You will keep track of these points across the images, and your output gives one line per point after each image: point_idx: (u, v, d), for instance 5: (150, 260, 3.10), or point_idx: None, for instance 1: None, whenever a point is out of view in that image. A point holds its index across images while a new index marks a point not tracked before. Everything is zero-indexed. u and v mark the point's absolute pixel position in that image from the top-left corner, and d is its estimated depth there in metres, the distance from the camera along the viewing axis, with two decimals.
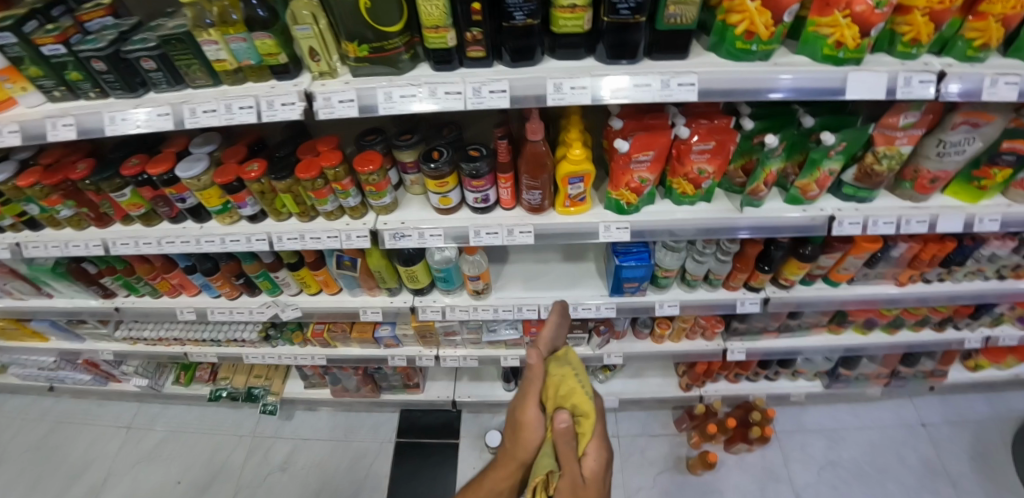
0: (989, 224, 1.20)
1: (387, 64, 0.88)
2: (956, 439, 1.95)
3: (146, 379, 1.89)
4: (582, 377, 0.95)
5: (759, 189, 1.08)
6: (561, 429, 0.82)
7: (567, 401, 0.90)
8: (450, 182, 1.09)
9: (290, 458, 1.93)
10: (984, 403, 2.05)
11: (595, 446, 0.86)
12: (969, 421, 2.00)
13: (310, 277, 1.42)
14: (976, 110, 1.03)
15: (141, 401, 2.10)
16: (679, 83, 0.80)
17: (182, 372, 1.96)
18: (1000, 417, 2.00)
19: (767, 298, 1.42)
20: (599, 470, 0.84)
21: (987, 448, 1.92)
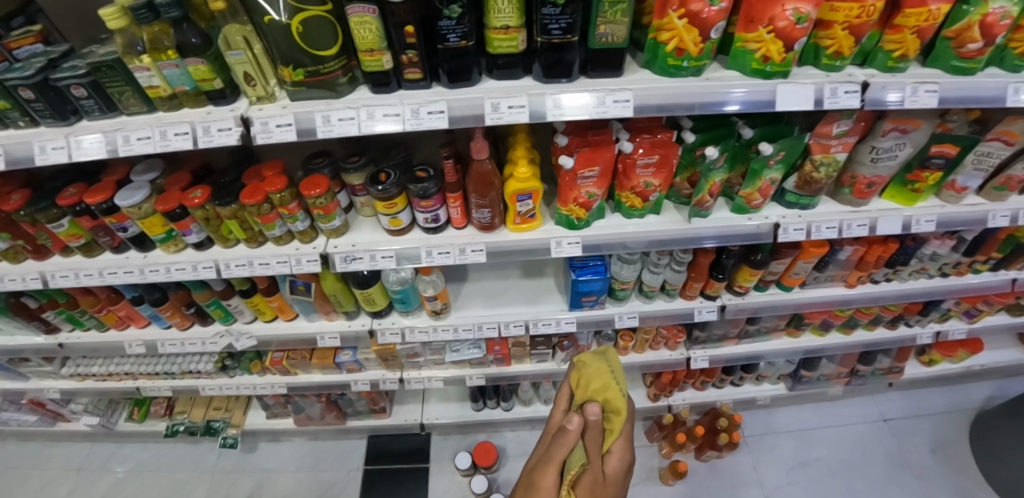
0: (926, 225, 1.25)
1: (325, 88, 0.87)
2: (916, 432, 2.01)
3: (97, 417, 1.79)
4: (617, 374, 0.94)
5: (704, 200, 1.10)
6: (589, 421, 0.84)
7: (597, 396, 0.90)
8: (399, 202, 1.08)
9: (255, 493, 1.85)
10: (940, 396, 2.12)
11: (621, 445, 0.86)
12: (928, 413, 2.07)
13: (264, 303, 1.38)
14: (903, 117, 1.07)
15: (92, 441, 1.98)
16: (615, 100, 0.82)
17: (136, 408, 1.86)
18: (955, 408, 2.07)
19: (724, 305, 1.45)
20: (622, 469, 0.84)
21: (945, 438, 1.99)
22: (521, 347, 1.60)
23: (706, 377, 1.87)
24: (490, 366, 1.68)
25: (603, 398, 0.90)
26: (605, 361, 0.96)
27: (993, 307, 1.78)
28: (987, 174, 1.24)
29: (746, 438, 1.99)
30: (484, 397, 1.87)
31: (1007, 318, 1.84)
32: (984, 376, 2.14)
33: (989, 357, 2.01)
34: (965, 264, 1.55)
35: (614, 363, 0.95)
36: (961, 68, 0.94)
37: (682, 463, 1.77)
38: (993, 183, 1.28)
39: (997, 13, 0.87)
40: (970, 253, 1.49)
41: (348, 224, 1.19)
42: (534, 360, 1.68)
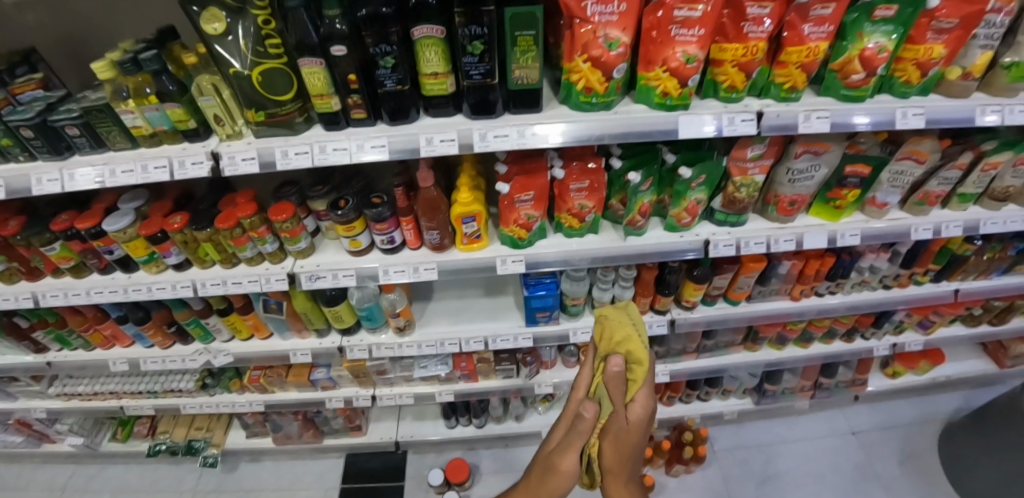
0: (851, 239, 1.35)
1: (283, 127, 0.99)
2: (885, 443, 2.04)
3: (81, 438, 1.87)
4: (640, 325, 0.95)
5: (636, 219, 1.20)
6: (613, 372, 0.88)
7: (620, 348, 0.93)
8: (359, 225, 1.19)
9: None
10: (909, 407, 2.15)
11: (644, 392, 0.89)
12: (896, 425, 2.10)
13: (240, 322, 1.47)
14: (812, 141, 1.18)
15: (77, 462, 2.04)
16: (533, 132, 0.95)
17: (119, 428, 1.93)
18: (924, 419, 2.10)
19: (673, 319, 1.55)
20: (644, 416, 0.87)
21: (914, 449, 2.02)
22: (486, 363, 1.68)
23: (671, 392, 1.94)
24: (459, 382, 1.76)
25: (626, 349, 0.92)
26: (626, 314, 0.98)
27: (944, 318, 1.84)
28: (904, 191, 1.34)
29: (714, 452, 2.03)
30: (457, 414, 1.93)
31: (962, 329, 1.90)
32: (951, 387, 2.17)
33: (951, 368, 2.06)
34: (905, 276, 1.64)
35: (636, 316, 0.97)
36: (850, 96, 1.05)
37: (649, 477, 1.82)
38: (913, 198, 1.38)
39: (872, 48, 0.99)
40: (908, 265, 1.57)
41: (314, 246, 1.29)
42: (500, 376, 1.75)
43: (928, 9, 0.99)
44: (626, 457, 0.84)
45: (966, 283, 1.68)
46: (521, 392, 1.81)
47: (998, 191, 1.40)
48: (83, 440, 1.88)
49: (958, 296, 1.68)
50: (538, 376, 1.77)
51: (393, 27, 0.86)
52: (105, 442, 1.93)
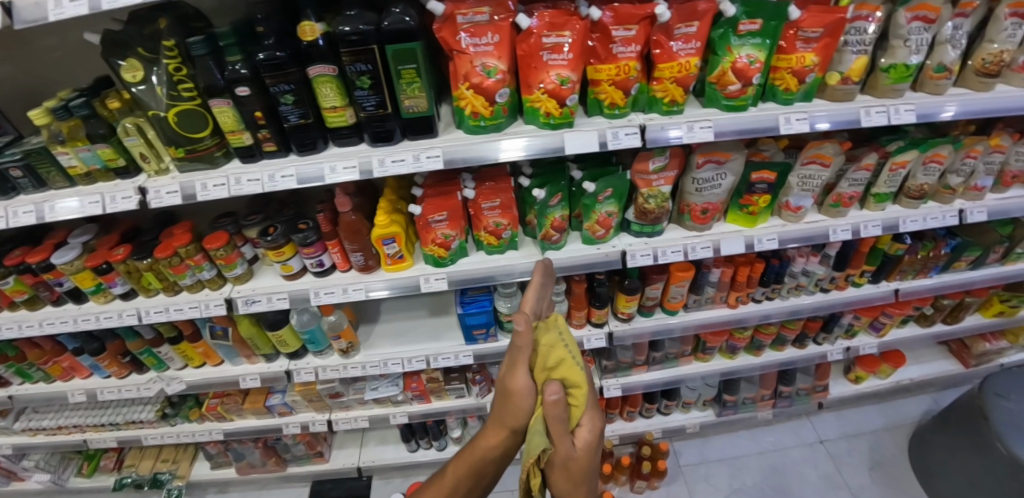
0: (768, 243, 1.40)
1: (204, 161, 1.08)
2: (853, 452, 2.07)
3: (48, 474, 1.92)
4: (572, 346, 0.90)
5: (550, 233, 1.27)
6: (552, 401, 0.76)
7: (556, 373, 0.85)
8: (289, 250, 1.27)
9: None
10: (877, 414, 2.20)
11: (588, 417, 0.85)
12: (864, 432, 2.14)
13: (191, 350, 1.53)
14: (711, 151, 1.25)
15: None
16: (428, 156, 1.02)
17: (85, 463, 1.97)
18: (891, 426, 2.15)
19: (611, 332, 1.60)
20: (593, 441, 0.83)
21: (882, 457, 2.05)
22: (436, 384, 1.72)
23: (629, 405, 1.97)
24: (414, 404, 1.80)
25: (562, 374, 0.85)
26: (558, 333, 0.92)
27: (895, 319, 1.89)
28: (816, 194, 1.39)
29: (679, 469, 2.05)
30: (416, 436, 1.94)
31: (914, 330, 1.96)
32: (916, 391, 2.25)
33: (913, 370, 2.11)
34: (841, 278, 1.69)
35: (567, 337, 0.91)
36: (731, 106, 1.12)
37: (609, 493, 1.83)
38: (828, 201, 1.46)
39: (743, 59, 1.06)
40: (840, 268, 1.63)
41: (251, 272, 1.36)
42: (453, 396, 1.79)
43: (791, 21, 1.07)
44: (575, 485, 0.80)
45: (906, 283, 1.74)
46: (474, 413, 1.84)
47: (913, 189, 1.46)
48: (50, 475, 1.92)
49: (899, 296, 1.74)
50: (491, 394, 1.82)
51: (291, 67, 0.95)
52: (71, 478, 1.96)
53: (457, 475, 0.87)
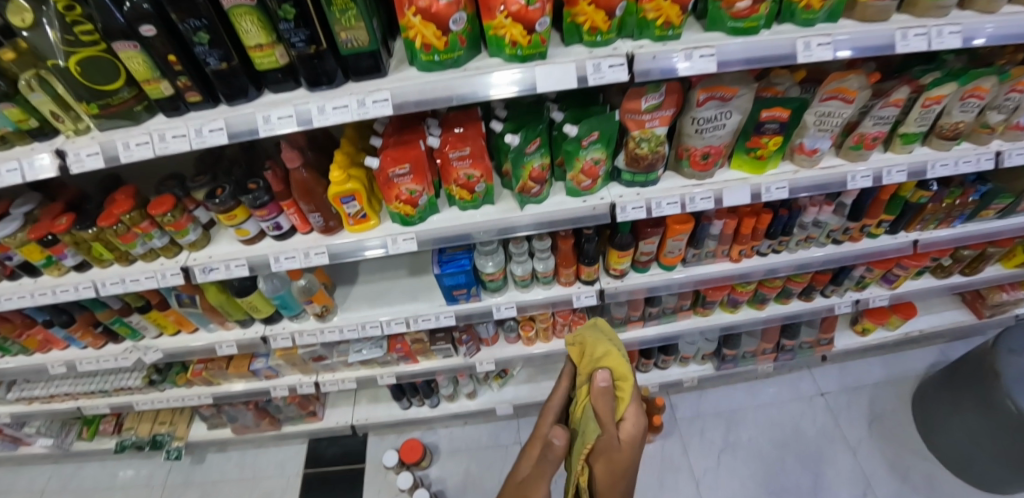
0: (778, 192, 1.24)
1: (124, 117, 0.94)
2: (853, 405, 2.05)
3: (51, 438, 1.96)
4: (616, 344, 0.94)
5: (528, 185, 1.13)
6: (599, 388, 0.83)
7: (603, 364, 0.89)
8: (241, 213, 1.15)
9: None
10: (880, 367, 2.16)
11: (632, 411, 0.85)
12: (864, 385, 2.11)
13: (163, 318, 1.46)
14: (715, 85, 1.07)
15: (55, 464, 2.13)
16: (374, 100, 0.87)
17: (85, 427, 2.00)
18: (894, 378, 2.12)
19: (603, 289, 1.50)
20: (636, 434, 0.84)
21: (882, 410, 2.03)
22: (421, 346, 1.66)
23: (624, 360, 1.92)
24: (401, 365, 1.75)
25: (608, 365, 0.88)
26: (601, 332, 0.98)
27: (910, 271, 1.79)
28: (834, 134, 1.23)
29: (675, 422, 2.07)
30: (407, 395, 1.92)
31: (929, 282, 1.86)
32: (925, 343, 2.19)
33: (923, 321, 2.06)
34: (856, 229, 1.57)
35: (612, 335, 0.96)
36: (739, 29, 0.93)
37: None
38: (849, 142, 1.29)
39: None
40: (855, 218, 1.51)
41: (208, 237, 1.26)
42: (440, 356, 1.74)
43: None
44: (615, 478, 0.82)
45: (926, 233, 1.63)
46: (464, 372, 1.80)
47: (946, 128, 1.28)
48: (53, 441, 1.96)
49: (918, 248, 1.64)
50: (479, 353, 1.77)
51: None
52: (73, 442, 2.00)
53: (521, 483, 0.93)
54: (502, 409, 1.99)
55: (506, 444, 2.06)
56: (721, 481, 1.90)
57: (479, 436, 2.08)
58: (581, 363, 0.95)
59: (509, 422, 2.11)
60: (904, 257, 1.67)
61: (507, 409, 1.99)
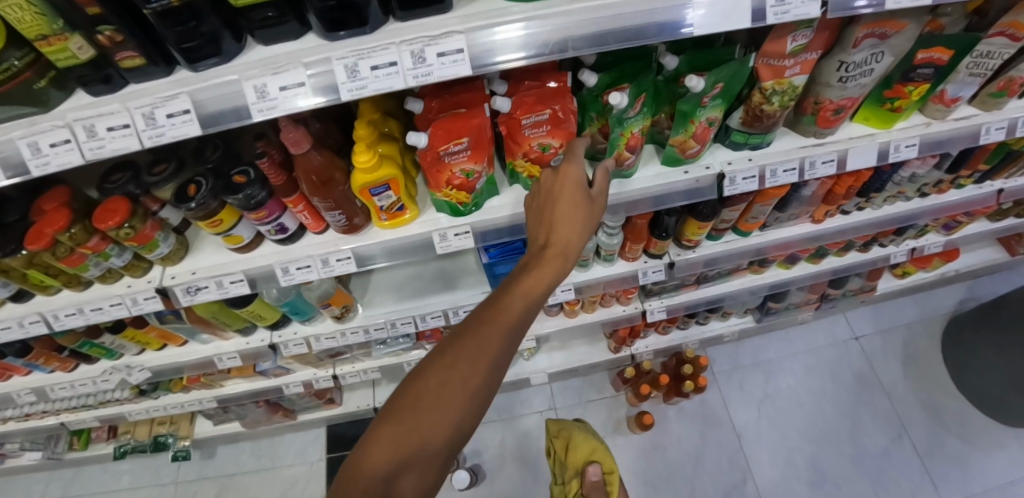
0: (907, 151, 1.04)
1: (20, 101, 0.58)
2: (887, 348, 2.01)
3: (39, 451, 1.75)
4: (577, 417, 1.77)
5: (623, 156, 0.84)
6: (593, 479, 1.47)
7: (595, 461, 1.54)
8: (228, 216, 0.86)
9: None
10: (912, 306, 2.11)
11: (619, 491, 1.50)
12: (897, 325, 2.06)
13: (142, 335, 1.23)
14: (881, 19, 0.77)
15: (49, 469, 1.94)
16: (439, 53, 0.54)
17: (75, 438, 1.81)
18: (926, 317, 2.07)
19: (672, 262, 1.29)
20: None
21: (915, 352, 2.00)
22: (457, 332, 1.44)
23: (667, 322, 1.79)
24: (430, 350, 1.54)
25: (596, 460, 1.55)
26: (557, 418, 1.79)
27: (973, 217, 1.63)
28: (983, 80, 1.00)
29: (713, 376, 2.00)
30: None
31: (988, 226, 1.72)
32: (956, 280, 2.13)
33: (964, 262, 1.96)
34: (946, 181, 1.38)
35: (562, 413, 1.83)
36: None
37: (649, 415, 1.78)
38: (990, 88, 1.03)
39: None
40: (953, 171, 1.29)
41: (185, 244, 0.98)
42: None
43: None
44: None
45: (1009, 181, 1.43)
46: None
47: None
48: (42, 453, 1.77)
49: (1000, 197, 1.45)
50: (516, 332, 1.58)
51: None
52: (66, 451, 1.81)
53: (517, 295, 0.66)
54: (536, 378, 1.87)
55: (539, 411, 1.96)
56: (763, 432, 1.87)
57: (511, 404, 1.98)
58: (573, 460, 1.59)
59: (542, 388, 2.01)
60: (979, 207, 1.49)
61: (542, 378, 1.87)
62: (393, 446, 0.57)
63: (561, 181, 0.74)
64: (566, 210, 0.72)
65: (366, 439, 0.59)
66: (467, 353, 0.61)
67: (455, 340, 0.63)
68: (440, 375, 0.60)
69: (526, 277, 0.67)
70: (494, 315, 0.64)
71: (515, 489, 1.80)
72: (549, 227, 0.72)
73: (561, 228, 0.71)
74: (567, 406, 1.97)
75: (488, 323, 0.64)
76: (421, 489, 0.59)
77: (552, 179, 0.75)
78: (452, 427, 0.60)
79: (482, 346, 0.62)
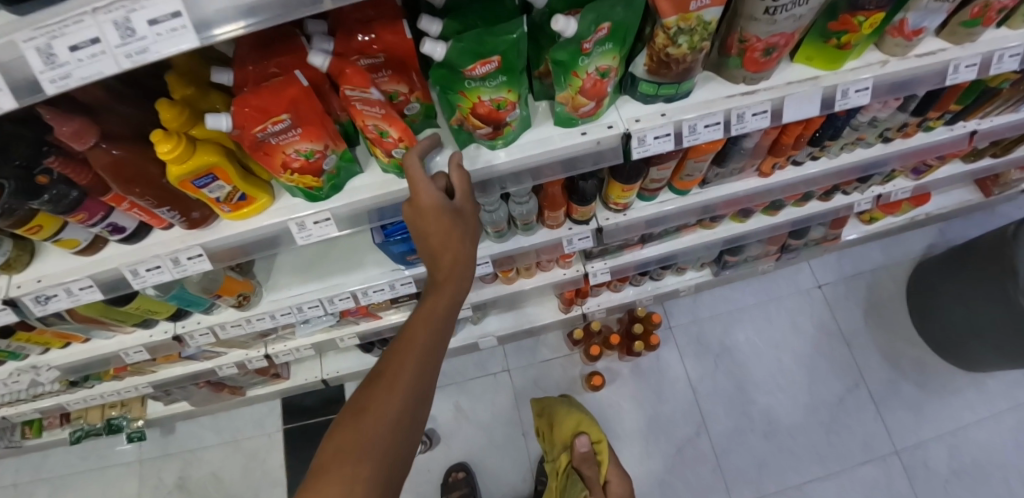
0: (857, 97, 0.90)
1: None
2: (850, 295, 2.17)
3: None
4: (562, 399, 1.78)
5: (475, 123, 0.71)
6: (581, 449, 1.52)
7: (581, 432, 1.58)
8: (48, 219, 0.74)
9: (184, 475, 1.94)
10: (879, 251, 2.24)
11: (611, 471, 1.53)
12: (863, 272, 2.21)
13: (38, 337, 1.16)
14: None
15: (12, 459, 2.00)
16: (149, 20, 0.42)
17: (26, 427, 1.82)
18: (892, 262, 2.21)
19: (600, 228, 1.19)
20: (619, 484, 1.51)
21: (879, 299, 2.16)
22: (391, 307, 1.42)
23: (619, 280, 1.74)
24: (363, 325, 1.49)
25: (583, 430, 1.58)
26: (544, 401, 1.81)
27: (943, 160, 1.57)
28: (954, 6, 0.82)
29: (670, 331, 2.10)
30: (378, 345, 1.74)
31: (962, 167, 1.64)
32: (927, 225, 2.23)
33: (934, 204, 1.95)
34: (913, 125, 1.29)
35: (550, 395, 1.84)
36: None
37: (600, 376, 1.82)
38: (963, 15, 0.86)
39: None
40: (921, 112, 1.19)
41: (32, 251, 0.87)
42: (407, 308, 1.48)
43: None
44: None
45: (986, 121, 1.33)
46: None
47: None
48: None
49: (974, 138, 1.35)
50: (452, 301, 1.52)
51: None
52: (21, 440, 1.83)
53: (419, 324, 0.68)
54: (486, 341, 1.84)
55: (494, 373, 1.97)
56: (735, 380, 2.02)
57: (465, 366, 1.98)
58: (558, 435, 1.63)
59: (497, 349, 2.00)
60: (952, 150, 1.41)
61: (491, 341, 1.84)
62: None
63: (416, 202, 0.68)
64: (442, 235, 0.69)
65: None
66: (380, 390, 0.62)
67: (367, 384, 0.64)
68: (359, 420, 0.60)
69: (424, 307, 0.69)
70: (401, 349, 0.66)
71: (471, 452, 1.86)
72: (431, 253, 0.69)
73: (447, 252, 0.69)
74: (521, 367, 1.97)
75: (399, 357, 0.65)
76: None
77: (411, 203, 0.69)
78: (381, 468, 0.58)
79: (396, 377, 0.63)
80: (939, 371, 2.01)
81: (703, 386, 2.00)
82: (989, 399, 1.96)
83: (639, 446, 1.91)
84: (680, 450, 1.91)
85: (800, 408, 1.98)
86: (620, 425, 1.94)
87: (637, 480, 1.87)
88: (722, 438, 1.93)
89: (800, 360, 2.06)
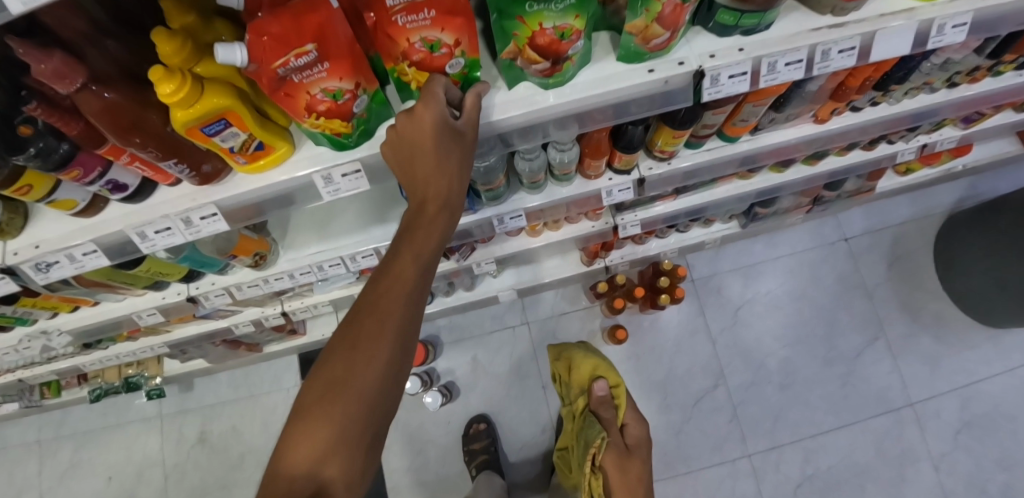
0: (953, 35, 0.78)
1: None
2: (875, 247, 2.12)
3: (14, 403, 1.84)
4: (583, 346, 1.75)
5: (530, 57, 0.61)
6: (600, 394, 1.47)
7: (602, 376, 1.54)
8: (39, 178, 0.64)
9: (204, 428, 2.11)
10: (909, 203, 2.16)
11: (629, 415, 1.48)
12: (889, 226, 2.14)
13: (46, 301, 1.09)
14: None
15: (39, 414, 2.16)
16: None
17: (45, 388, 1.91)
18: (922, 215, 2.13)
19: (642, 178, 1.09)
20: (637, 429, 1.45)
21: (905, 252, 2.11)
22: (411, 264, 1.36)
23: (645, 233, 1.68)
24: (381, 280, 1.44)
25: (603, 375, 1.55)
26: (566, 348, 1.77)
27: (1000, 107, 1.45)
28: None
29: (692, 284, 2.06)
30: None
31: (1015, 116, 1.53)
32: (962, 176, 2.13)
33: (978, 154, 1.84)
34: (984, 68, 1.16)
35: (569, 344, 1.79)
36: None
37: (622, 330, 1.79)
38: None
39: None
40: (997, 56, 1.07)
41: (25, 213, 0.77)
42: None
43: None
44: (622, 458, 1.36)
45: None
46: (456, 274, 1.51)
47: None
48: (19, 403, 1.85)
49: None
50: (475, 255, 1.46)
51: None
52: (40, 399, 1.92)
53: (407, 263, 0.60)
54: (505, 295, 1.79)
55: (512, 326, 1.94)
56: (756, 333, 2.00)
57: (481, 320, 1.95)
58: (579, 379, 1.61)
59: (516, 302, 1.96)
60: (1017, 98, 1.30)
61: (510, 295, 1.79)
62: (310, 443, 0.53)
63: (414, 116, 0.58)
64: (436, 156, 0.58)
65: (283, 443, 0.55)
66: (369, 332, 0.56)
67: (353, 324, 0.58)
68: (346, 365, 0.55)
69: (414, 236, 0.60)
70: (389, 283, 0.58)
71: (490, 403, 1.87)
72: (419, 180, 0.60)
73: (439, 176, 0.59)
74: (540, 320, 1.94)
75: (384, 295, 0.58)
76: (356, 476, 0.55)
77: (406, 116, 0.59)
78: (372, 408, 0.55)
79: (383, 321, 0.56)
80: (958, 326, 2.00)
81: (723, 338, 1.99)
82: (1005, 354, 1.96)
83: (656, 398, 1.93)
84: (697, 401, 1.93)
85: (815, 360, 1.99)
86: (637, 377, 1.95)
87: (653, 430, 1.90)
88: (739, 390, 1.94)
89: (819, 312, 2.04)
